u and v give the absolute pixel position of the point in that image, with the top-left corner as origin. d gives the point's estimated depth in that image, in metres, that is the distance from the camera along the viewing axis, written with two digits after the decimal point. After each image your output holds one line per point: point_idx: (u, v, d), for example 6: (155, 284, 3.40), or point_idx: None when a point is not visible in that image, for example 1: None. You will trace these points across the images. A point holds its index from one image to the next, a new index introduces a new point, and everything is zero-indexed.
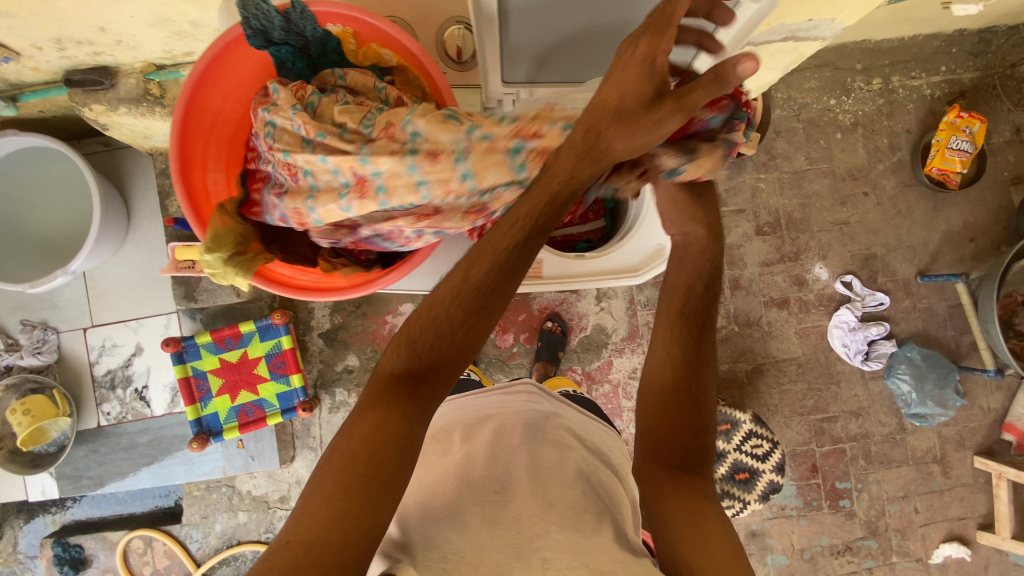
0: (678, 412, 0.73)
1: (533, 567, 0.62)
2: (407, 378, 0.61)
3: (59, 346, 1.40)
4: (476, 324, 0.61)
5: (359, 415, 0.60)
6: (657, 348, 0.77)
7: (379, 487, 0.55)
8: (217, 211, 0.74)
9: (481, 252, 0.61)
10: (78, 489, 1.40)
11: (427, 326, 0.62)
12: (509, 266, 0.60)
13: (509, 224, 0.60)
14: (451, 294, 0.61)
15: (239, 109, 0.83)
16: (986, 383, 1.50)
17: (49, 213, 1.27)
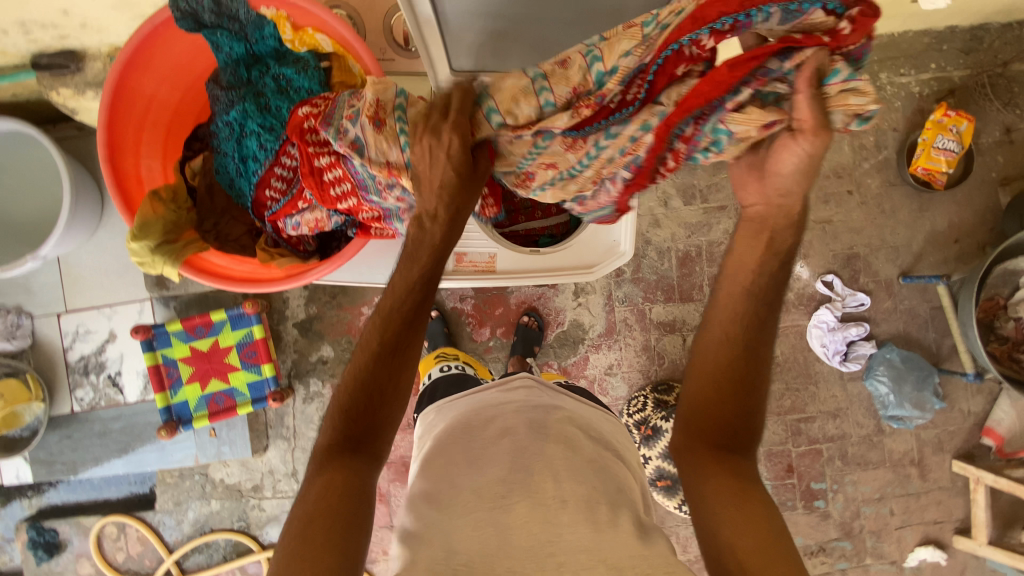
0: (729, 398, 0.70)
1: (549, 571, 0.57)
2: (345, 443, 0.66)
3: (33, 331, 1.40)
4: (401, 369, 0.70)
5: (312, 483, 0.63)
6: (710, 335, 0.72)
7: (342, 530, 0.58)
8: (149, 197, 0.81)
9: (386, 318, 0.70)
10: (51, 474, 1.40)
11: (354, 391, 0.69)
12: (408, 319, 0.70)
13: (404, 290, 0.70)
14: (369, 355, 0.69)
15: (175, 94, 0.88)
16: (967, 387, 1.49)
17: (22, 198, 1.25)
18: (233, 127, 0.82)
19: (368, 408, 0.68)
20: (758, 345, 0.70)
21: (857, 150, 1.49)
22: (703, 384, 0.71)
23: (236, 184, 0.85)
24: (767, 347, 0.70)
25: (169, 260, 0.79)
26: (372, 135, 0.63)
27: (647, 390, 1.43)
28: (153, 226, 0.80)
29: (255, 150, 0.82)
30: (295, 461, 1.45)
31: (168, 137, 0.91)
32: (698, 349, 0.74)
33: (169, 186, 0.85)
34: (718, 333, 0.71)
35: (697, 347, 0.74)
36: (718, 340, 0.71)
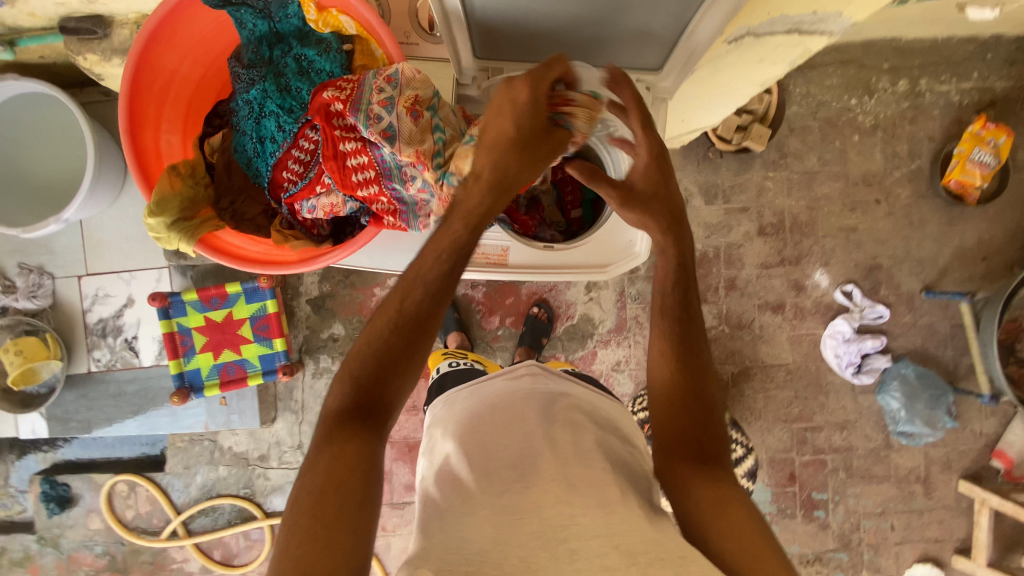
0: (683, 404, 0.74)
1: (561, 558, 0.55)
2: (354, 412, 0.63)
3: (54, 291, 1.43)
4: (419, 346, 0.66)
5: (317, 456, 0.59)
6: (655, 355, 0.79)
7: (355, 508, 0.55)
8: (166, 171, 0.82)
9: (408, 282, 0.66)
10: (66, 430, 1.45)
11: (369, 357, 0.65)
12: (436, 293, 0.66)
13: (436, 253, 0.67)
14: (390, 320, 0.65)
15: (196, 70, 0.88)
16: (981, 407, 1.46)
17: (47, 159, 1.27)
18: (252, 106, 0.83)
19: (381, 378, 0.64)
20: (696, 352, 0.77)
21: (889, 158, 1.44)
22: (661, 396, 0.76)
23: (254, 164, 0.85)
24: (705, 355, 0.78)
25: (185, 237, 0.81)
26: (410, 128, 0.72)
27: None
28: (171, 203, 0.80)
29: (274, 131, 0.82)
30: (301, 434, 1.48)
31: (188, 113, 0.91)
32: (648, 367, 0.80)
33: (188, 162, 0.85)
34: (659, 348, 0.79)
35: (649, 362, 0.80)
36: (665, 359, 0.77)
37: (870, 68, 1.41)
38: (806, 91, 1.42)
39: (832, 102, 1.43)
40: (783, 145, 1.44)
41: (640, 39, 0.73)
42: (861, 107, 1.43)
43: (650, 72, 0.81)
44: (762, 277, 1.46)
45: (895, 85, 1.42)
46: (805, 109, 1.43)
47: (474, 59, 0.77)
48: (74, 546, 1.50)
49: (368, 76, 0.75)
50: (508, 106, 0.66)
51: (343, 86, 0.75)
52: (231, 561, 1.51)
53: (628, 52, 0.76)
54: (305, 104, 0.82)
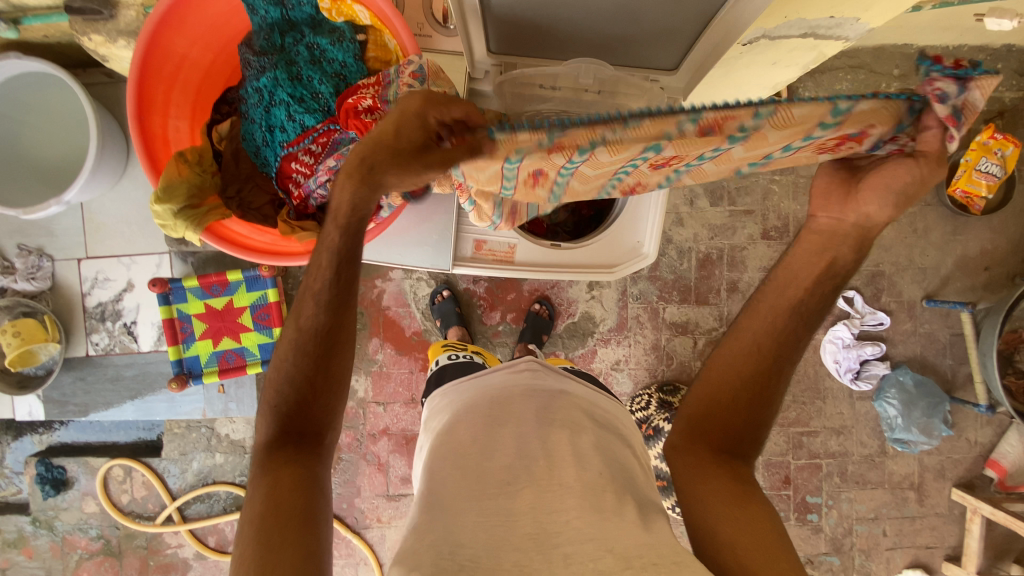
0: (747, 403, 0.67)
1: (555, 562, 0.56)
2: (286, 437, 0.65)
3: (53, 273, 1.42)
4: (336, 354, 0.66)
5: (260, 482, 0.61)
6: (727, 352, 0.69)
7: (299, 526, 0.57)
8: (174, 158, 0.80)
9: (310, 293, 0.65)
10: (63, 414, 1.44)
11: (294, 381, 0.65)
12: (334, 302, 0.64)
13: (325, 264, 0.65)
14: (308, 341, 0.65)
15: (204, 55, 0.86)
16: (977, 417, 1.46)
17: (50, 142, 1.26)
18: (262, 94, 0.84)
19: (306, 399, 0.65)
20: (786, 356, 0.67)
21: None
22: (719, 392, 0.68)
23: (263, 152, 0.87)
24: (795, 359, 0.67)
25: (191, 225, 0.79)
26: None
27: (651, 389, 1.43)
28: (178, 190, 0.79)
29: (283, 120, 0.83)
30: None
31: (196, 98, 0.89)
32: (713, 360, 0.71)
33: (196, 149, 0.84)
34: (739, 343, 0.68)
35: (716, 354, 0.71)
36: (733, 355, 0.69)
37: (879, 74, 1.41)
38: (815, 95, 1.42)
39: None
40: None
41: (660, 40, 0.72)
42: None
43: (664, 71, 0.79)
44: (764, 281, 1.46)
45: (906, 91, 1.41)
46: None
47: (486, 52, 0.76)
48: (68, 529, 1.50)
49: (390, 74, 0.75)
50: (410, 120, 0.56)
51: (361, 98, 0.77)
52: (225, 548, 1.51)
53: (642, 53, 0.76)
54: (315, 93, 0.83)
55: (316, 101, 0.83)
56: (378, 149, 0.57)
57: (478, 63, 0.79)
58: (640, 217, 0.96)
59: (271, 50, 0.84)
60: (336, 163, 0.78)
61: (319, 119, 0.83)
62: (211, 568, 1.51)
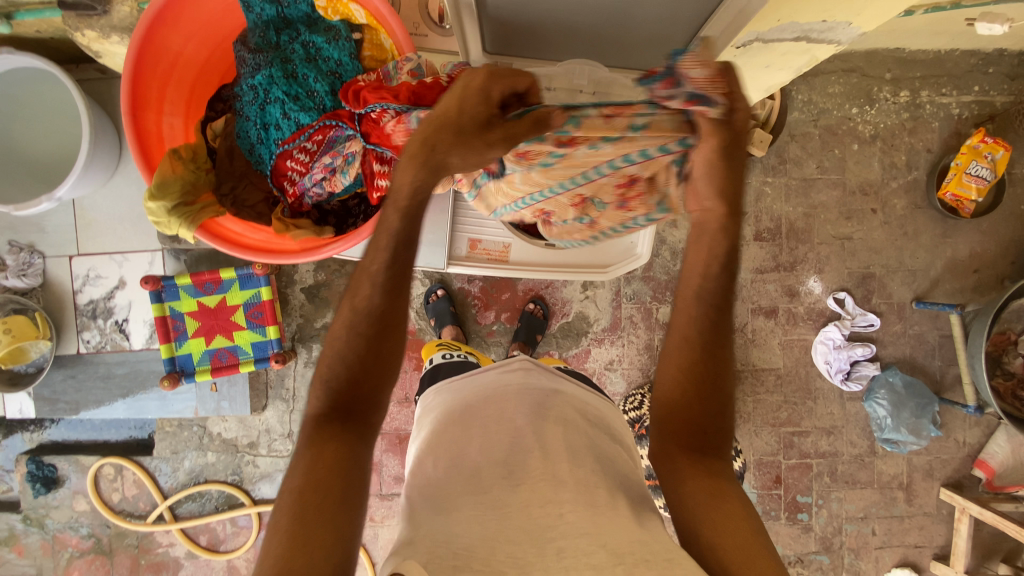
0: (697, 398, 0.68)
1: (549, 556, 0.54)
2: (336, 412, 0.63)
3: (44, 270, 1.41)
4: (390, 340, 0.66)
5: (302, 455, 0.60)
6: (672, 357, 0.70)
7: (334, 505, 0.56)
8: (168, 156, 0.81)
9: (362, 280, 0.65)
10: (53, 412, 1.43)
11: (348, 359, 0.64)
12: (390, 286, 0.64)
13: (398, 251, 0.64)
14: (355, 326, 0.64)
15: (198, 52, 0.86)
16: (966, 417, 1.48)
17: (44, 137, 1.25)
18: (257, 92, 0.83)
19: (357, 383, 0.64)
20: (718, 351, 0.69)
21: (887, 168, 1.46)
22: (670, 390, 0.70)
23: (257, 150, 0.87)
24: (730, 354, 0.69)
25: (184, 222, 0.79)
26: None
27: (644, 389, 1.44)
28: (172, 186, 0.79)
29: (278, 118, 0.84)
30: (292, 423, 1.48)
31: (191, 95, 0.89)
32: (661, 363, 0.72)
33: (189, 146, 0.84)
34: (678, 340, 0.70)
35: (660, 360, 0.72)
36: (677, 358, 0.70)
37: (872, 78, 1.42)
38: (808, 98, 1.43)
39: (834, 110, 1.44)
40: (783, 151, 1.44)
41: (654, 41, 0.71)
42: (861, 117, 1.44)
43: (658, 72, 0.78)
44: (757, 283, 1.47)
45: (897, 95, 1.43)
46: (806, 116, 1.44)
47: (482, 53, 0.75)
48: (58, 528, 1.49)
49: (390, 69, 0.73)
50: (460, 89, 0.55)
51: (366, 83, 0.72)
52: (217, 547, 1.50)
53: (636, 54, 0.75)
54: (310, 91, 0.83)
55: (312, 99, 0.83)
56: (434, 130, 0.55)
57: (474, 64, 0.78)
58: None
59: (266, 48, 0.84)
60: (332, 161, 0.80)
61: (314, 117, 0.83)
62: (202, 567, 1.50)
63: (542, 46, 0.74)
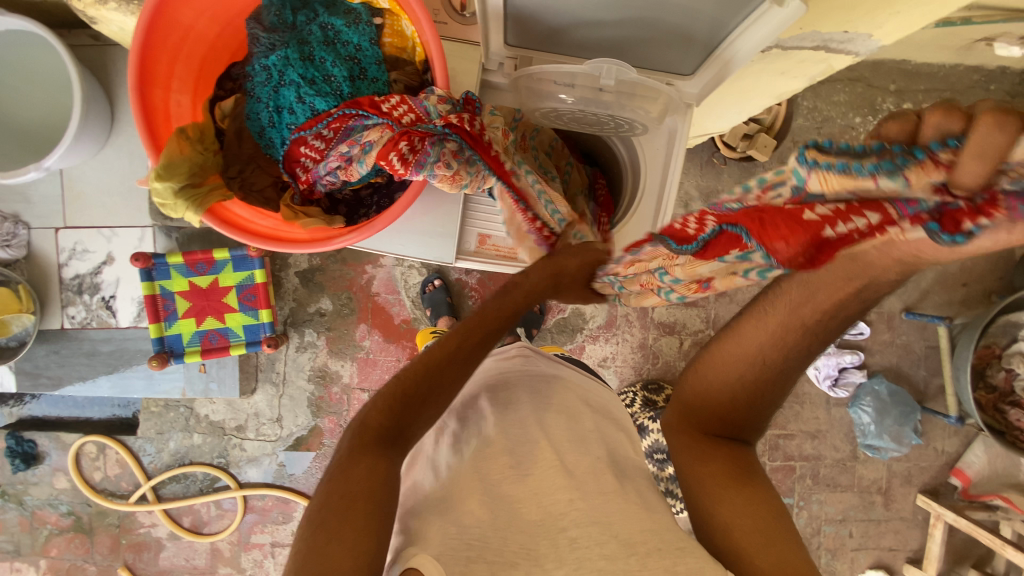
0: (744, 403, 0.66)
1: (562, 547, 0.55)
2: (388, 433, 0.65)
3: (29, 242, 1.36)
4: (456, 386, 0.72)
5: (350, 464, 0.60)
6: (717, 364, 0.66)
7: (380, 511, 0.57)
8: (176, 135, 0.77)
9: (475, 327, 0.74)
10: (35, 386, 1.40)
11: (415, 381, 0.69)
12: (486, 336, 0.74)
13: (501, 313, 0.76)
14: (446, 356, 0.71)
15: (208, 27, 0.82)
16: (946, 427, 1.52)
17: (39, 106, 1.21)
18: (271, 72, 0.82)
19: (416, 405, 0.68)
20: (791, 368, 0.62)
21: None
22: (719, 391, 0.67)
23: (267, 133, 0.85)
24: (801, 371, 0.63)
25: (192, 205, 0.75)
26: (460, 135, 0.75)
27: (636, 387, 1.45)
28: (179, 167, 0.75)
29: (292, 102, 0.82)
30: (281, 407, 1.46)
31: (199, 72, 0.86)
32: (703, 364, 0.69)
33: (197, 125, 0.81)
34: (728, 355, 0.65)
35: (705, 362, 0.69)
36: (736, 369, 0.64)
37: (877, 88, 1.43)
38: (813, 105, 1.43)
39: (837, 118, 1.45)
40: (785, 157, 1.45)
41: (680, 42, 0.69)
42: (864, 126, 1.45)
43: (679, 76, 0.77)
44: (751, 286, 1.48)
45: (900, 107, 1.44)
46: (810, 122, 1.44)
47: (505, 43, 0.73)
48: (38, 504, 1.47)
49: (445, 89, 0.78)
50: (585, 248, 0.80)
51: (474, 117, 0.74)
52: (201, 529, 1.49)
53: (658, 56, 0.74)
54: (327, 75, 0.82)
55: (327, 84, 0.82)
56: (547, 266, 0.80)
57: (495, 53, 0.76)
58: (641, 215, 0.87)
59: (281, 27, 0.82)
60: (349, 151, 0.78)
61: (330, 103, 0.82)
62: (185, 549, 1.49)
63: (567, 44, 0.74)
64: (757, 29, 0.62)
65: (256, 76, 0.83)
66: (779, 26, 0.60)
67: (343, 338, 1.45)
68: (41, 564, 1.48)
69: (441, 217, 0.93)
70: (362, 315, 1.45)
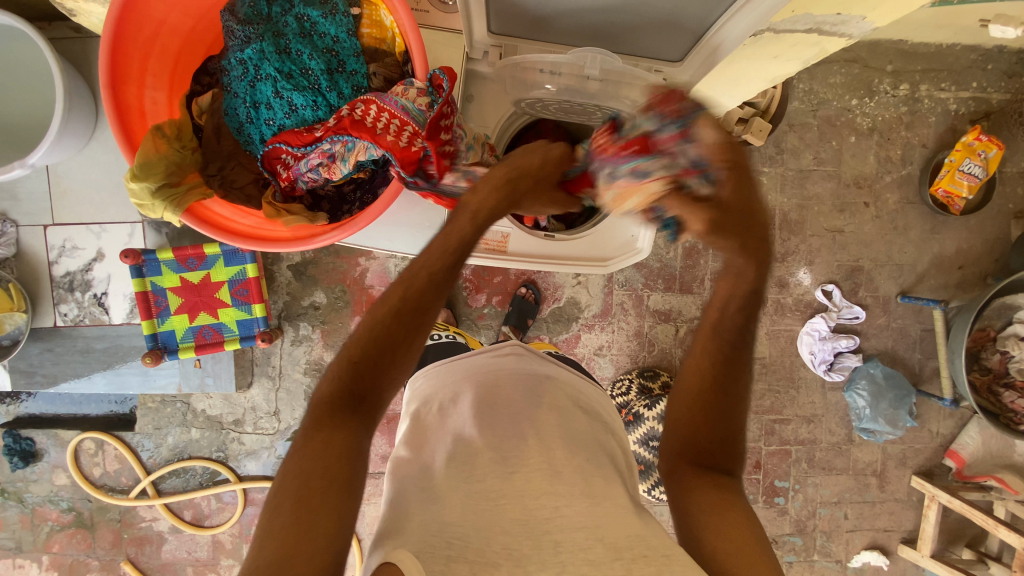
0: (707, 422, 0.72)
1: (545, 550, 0.55)
2: (346, 402, 0.65)
3: (18, 240, 1.35)
4: (415, 338, 0.68)
5: (307, 441, 0.61)
6: (685, 394, 0.74)
7: (339, 492, 0.58)
8: (151, 133, 0.76)
9: (416, 272, 0.67)
10: (30, 384, 1.40)
11: (365, 345, 0.66)
12: (440, 282, 0.67)
13: (442, 249, 0.67)
14: (390, 313, 0.66)
15: (183, 21, 0.81)
16: (940, 409, 1.53)
17: (18, 101, 1.19)
18: (246, 67, 0.80)
19: (377, 368, 0.66)
20: (733, 382, 0.71)
21: (882, 162, 1.46)
22: (683, 410, 0.74)
23: (245, 129, 0.83)
24: (740, 381, 0.72)
25: (169, 205, 0.74)
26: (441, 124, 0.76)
27: (632, 374, 1.45)
28: (155, 167, 0.74)
29: (269, 96, 0.81)
30: (278, 401, 1.47)
31: (175, 68, 0.84)
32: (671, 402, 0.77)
33: (174, 122, 0.79)
34: (691, 384, 0.73)
35: (673, 397, 0.77)
36: (693, 393, 0.73)
37: (873, 69, 1.41)
38: (809, 88, 1.41)
39: (833, 101, 1.43)
40: (781, 141, 1.43)
41: (664, 29, 0.68)
42: (860, 108, 1.43)
43: (667, 63, 0.76)
44: (747, 272, 1.47)
45: (897, 88, 1.42)
46: (806, 105, 1.43)
47: (487, 32, 0.72)
48: (38, 501, 1.48)
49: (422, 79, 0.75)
50: (540, 150, 0.74)
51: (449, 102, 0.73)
52: (201, 522, 1.50)
53: (642, 45, 0.73)
54: (304, 68, 0.81)
55: (305, 78, 0.81)
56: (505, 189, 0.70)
57: (478, 41, 0.75)
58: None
59: (255, 19, 0.80)
60: (331, 147, 0.78)
61: (308, 97, 0.81)
62: (186, 542, 1.51)
63: (552, 32, 0.72)
64: (743, 15, 0.61)
65: (232, 71, 0.81)
66: (764, 12, 0.59)
67: (338, 331, 1.45)
68: (44, 560, 1.50)
69: (427, 210, 0.92)
70: (357, 307, 1.45)
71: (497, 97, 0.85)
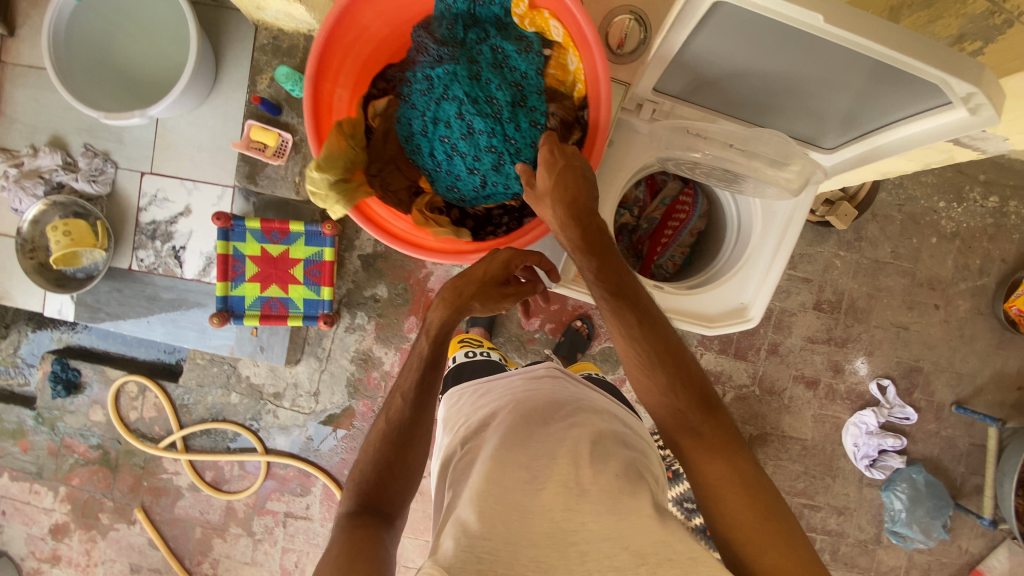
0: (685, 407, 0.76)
1: (571, 559, 0.57)
2: (362, 513, 0.72)
3: (114, 180, 1.42)
4: (407, 450, 0.78)
5: (340, 537, 0.69)
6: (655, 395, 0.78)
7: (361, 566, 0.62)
8: (335, 129, 0.80)
9: (393, 401, 0.81)
10: (92, 319, 1.45)
11: (367, 471, 0.77)
12: (416, 399, 0.80)
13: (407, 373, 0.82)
14: (379, 436, 0.79)
15: (382, 29, 0.87)
16: (974, 528, 1.48)
17: (150, 56, 1.30)
18: (433, 84, 0.86)
19: (379, 482, 0.75)
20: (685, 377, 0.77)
21: (959, 268, 1.45)
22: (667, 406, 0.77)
23: (415, 139, 0.90)
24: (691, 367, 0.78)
25: (343, 201, 0.79)
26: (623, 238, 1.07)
27: None
28: (335, 162, 0.78)
29: (450, 115, 0.87)
30: (320, 382, 1.49)
31: (362, 69, 0.89)
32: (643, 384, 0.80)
33: (354, 121, 0.84)
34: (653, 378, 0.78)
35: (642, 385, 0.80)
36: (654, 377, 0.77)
37: (966, 176, 1.42)
38: (899, 182, 1.42)
39: (921, 199, 1.43)
40: (861, 229, 1.44)
41: (826, 117, 0.75)
42: (947, 212, 1.43)
43: (819, 147, 0.83)
44: (804, 350, 1.47)
45: (986, 199, 1.43)
46: (893, 198, 1.43)
47: (653, 87, 0.80)
48: (69, 432, 1.52)
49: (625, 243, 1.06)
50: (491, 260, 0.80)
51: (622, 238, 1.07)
52: (220, 486, 1.52)
53: (799, 121, 0.79)
54: (489, 97, 0.86)
55: (489, 105, 0.86)
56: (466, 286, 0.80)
57: (639, 93, 0.82)
58: (748, 269, 0.93)
59: (450, 42, 0.85)
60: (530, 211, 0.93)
61: (488, 124, 0.86)
62: (201, 502, 1.53)
63: (716, 99, 0.79)
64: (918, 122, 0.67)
65: (415, 82, 0.87)
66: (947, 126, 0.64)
67: (391, 326, 1.48)
68: (61, 491, 1.53)
69: None
70: (414, 307, 1.48)
71: (641, 150, 0.89)
